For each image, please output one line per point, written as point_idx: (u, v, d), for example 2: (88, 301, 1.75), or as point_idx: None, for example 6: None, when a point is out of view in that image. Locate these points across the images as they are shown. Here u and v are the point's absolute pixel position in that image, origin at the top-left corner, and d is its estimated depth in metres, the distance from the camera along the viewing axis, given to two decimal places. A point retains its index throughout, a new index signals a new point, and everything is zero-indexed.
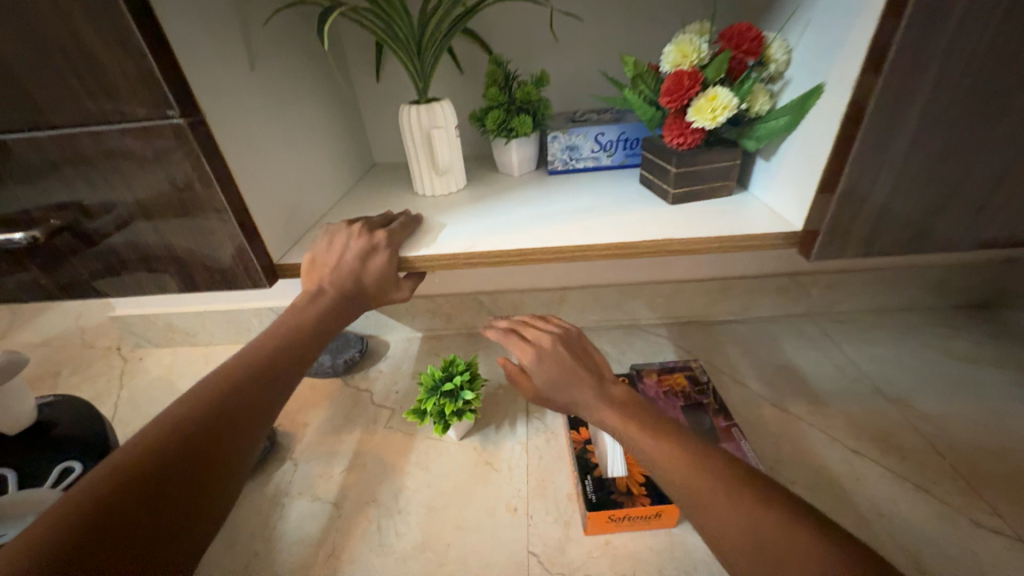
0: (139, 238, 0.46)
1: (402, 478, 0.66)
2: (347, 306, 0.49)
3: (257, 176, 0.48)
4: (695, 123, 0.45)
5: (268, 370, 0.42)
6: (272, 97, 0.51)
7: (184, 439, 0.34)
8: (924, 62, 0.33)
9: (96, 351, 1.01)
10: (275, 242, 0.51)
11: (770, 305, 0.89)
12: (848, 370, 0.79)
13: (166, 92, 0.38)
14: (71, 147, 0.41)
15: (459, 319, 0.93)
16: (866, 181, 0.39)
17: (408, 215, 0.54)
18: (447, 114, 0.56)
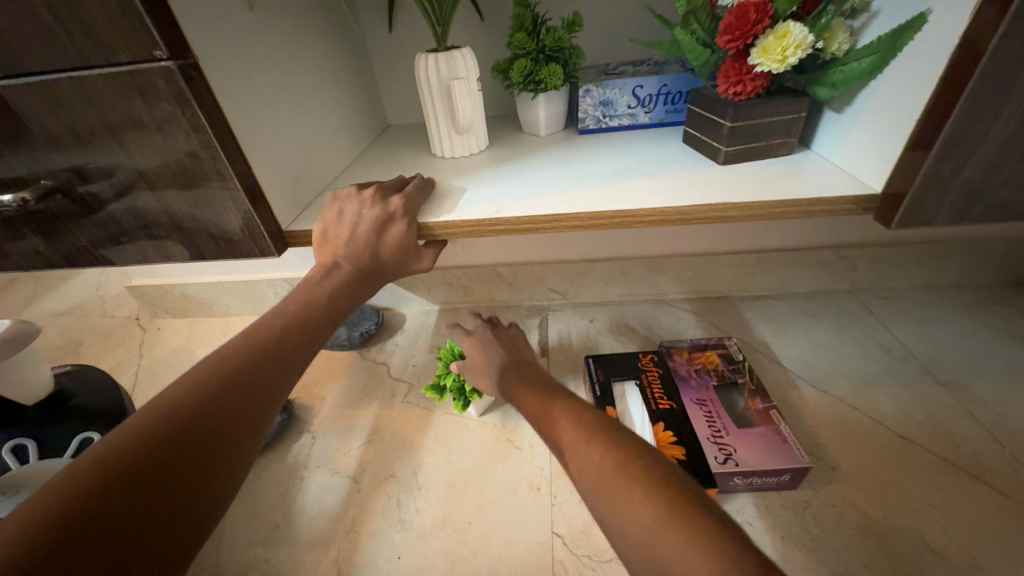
0: (139, 203, 0.43)
1: (421, 454, 0.65)
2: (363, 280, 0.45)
3: (262, 133, 0.44)
4: (758, 67, 0.39)
5: (279, 347, 0.38)
6: (275, 45, 0.46)
7: (190, 421, 0.30)
8: None
9: (116, 321, 1.01)
10: (283, 208, 0.47)
11: (810, 280, 0.83)
12: (895, 350, 0.73)
13: (151, 29, 0.33)
14: (57, 99, 0.37)
15: (477, 292, 0.89)
16: (972, 132, 0.32)
17: (424, 178, 0.49)
18: (468, 64, 0.50)
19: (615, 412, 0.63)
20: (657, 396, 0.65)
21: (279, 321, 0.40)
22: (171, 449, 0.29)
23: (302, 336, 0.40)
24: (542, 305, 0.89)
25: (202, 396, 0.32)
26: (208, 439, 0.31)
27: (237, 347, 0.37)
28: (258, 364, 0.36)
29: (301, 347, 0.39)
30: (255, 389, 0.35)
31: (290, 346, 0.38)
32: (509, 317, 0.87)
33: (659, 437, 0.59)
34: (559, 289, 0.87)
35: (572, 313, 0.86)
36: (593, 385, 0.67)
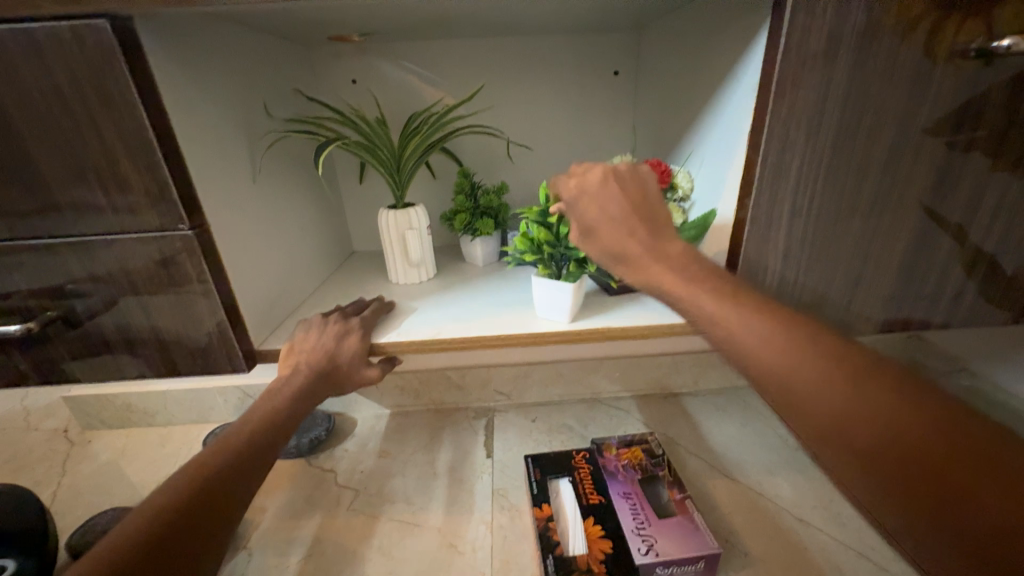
0: (128, 320, 0.49)
1: (362, 565, 0.65)
2: (324, 388, 0.51)
3: (251, 270, 0.54)
4: None
5: (244, 457, 0.42)
6: (269, 204, 0.59)
7: (172, 523, 0.35)
8: (780, 200, 0.45)
9: (41, 436, 0.96)
10: (258, 329, 0.55)
11: (716, 378, 0.96)
12: (789, 439, 0.83)
13: (180, 209, 0.43)
14: (81, 245, 0.45)
15: (427, 395, 0.96)
16: (755, 283, 0.48)
17: (379, 303, 0.60)
18: (420, 218, 0.65)
19: (550, 508, 0.68)
20: (588, 491, 0.71)
21: (243, 432, 0.45)
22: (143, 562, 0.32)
23: (264, 446, 0.44)
24: (489, 406, 0.96)
25: (174, 508, 0.36)
26: (177, 550, 0.34)
27: (205, 459, 0.41)
28: (224, 474, 0.40)
29: (262, 456, 0.44)
30: (220, 498, 0.38)
31: (253, 455, 0.43)
32: (457, 419, 0.93)
33: (589, 532, 0.64)
34: (503, 391, 0.96)
35: (515, 414, 0.94)
36: (530, 483, 0.73)
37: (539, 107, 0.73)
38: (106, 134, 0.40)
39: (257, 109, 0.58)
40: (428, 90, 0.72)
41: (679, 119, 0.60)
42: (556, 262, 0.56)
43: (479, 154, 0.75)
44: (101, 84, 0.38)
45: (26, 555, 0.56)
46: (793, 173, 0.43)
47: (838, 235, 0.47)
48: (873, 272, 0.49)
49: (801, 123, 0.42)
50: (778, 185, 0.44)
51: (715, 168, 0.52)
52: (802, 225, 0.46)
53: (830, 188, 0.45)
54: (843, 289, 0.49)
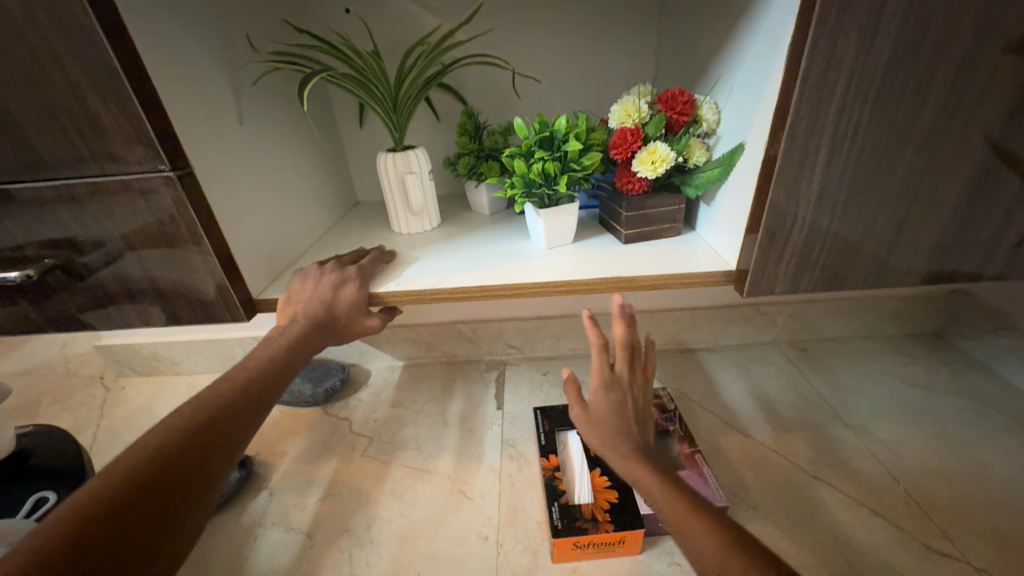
0: (125, 270, 0.48)
1: (375, 507, 0.68)
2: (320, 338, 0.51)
3: (243, 217, 0.52)
4: (640, 173, 0.50)
5: (240, 404, 0.42)
6: (259, 147, 0.56)
7: (175, 453, 0.36)
8: (820, 129, 0.38)
9: (79, 381, 1.02)
10: (255, 279, 0.54)
11: (737, 333, 0.92)
12: (810, 397, 0.79)
13: (157, 149, 0.41)
14: (65, 191, 0.43)
15: (439, 347, 0.96)
16: (783, 228, 0.43)
17: (376, 251, 0.58)
18: (421, 161, 0.61)
19: (557, 459, 0.68)
20: None
21: (239, 379, 0.45)
22: (138, 504, 0.33)
23: (259, 395, 0.44)
24: (500, 359, 0.96)
25: (170, 452, 0.36)
26: (171, 492, 0.35)
27: (200, 405, 0.41)
28: (219, 421, 0.40)
29: (258, 404, 0.44)
30: (216, 443, 0.39)
31: (249, 402, 0.43)
32: (468, 372, 0.93)
33: (595, 482, 0.64)
34: (515, 344, 0.95)
35: (527, 367, 0.93)
36: (539, 435, 0.73)
37: (549, 34, 0.65)
38: (69, 65, 0.37)
39: (239, 43, 0.54)
40: (426, 18, 0.65)
41: (707, 41, 0.53)
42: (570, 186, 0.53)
43: (484, 91, 0.69)
44: (57, 10, 0.35)
45: (64, 489, 0.60)
46: (836, 96, 0.37)
47: (886, 171, 0.41)
48: (922, 215, 0.43)
49: (852, 34, 0.35)
50: (817, 112, 0.38)
51: (746, 95, 0.45)
52: (843, 159, 0.40)
53: (881, 113, 0.38)
54: (885, 233, 0.44)
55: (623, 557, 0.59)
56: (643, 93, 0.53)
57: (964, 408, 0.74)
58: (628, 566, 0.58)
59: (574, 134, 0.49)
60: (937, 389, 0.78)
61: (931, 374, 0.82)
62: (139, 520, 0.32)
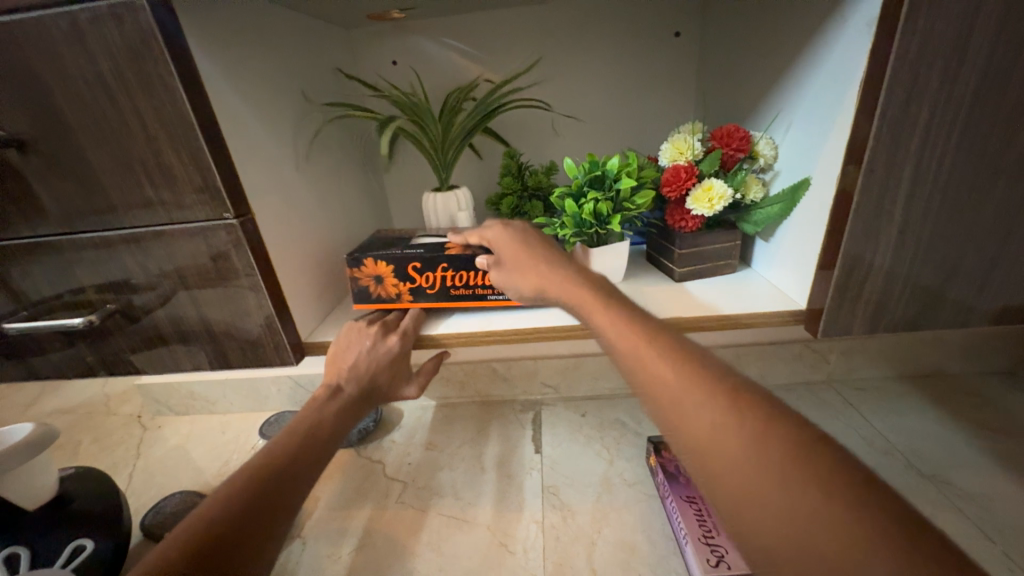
0: (180, 312, 0.49)
1: (413, 561, 0.64)
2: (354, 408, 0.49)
3: (296, 261, 0.53)
4: (695, 211, 0.49)
5: (283, 481, 0.40)
6: (311, 191, 0.57)
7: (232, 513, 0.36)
8: (900, 161, 0.36)
9: (118, 420, 1.03)
10: (305, 322, 0.54)
11: (789, 372, 0.85)
12: (876, 443, 0.71)
13: (225, 198, 0.42)
14: (133, 238, 0.45)
15: (472, 386, 0.94)
16: (861, 264, 0.41)
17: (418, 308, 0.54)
18: (465, 198, 0.63)
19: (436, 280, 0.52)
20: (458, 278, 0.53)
21: (278, 455, 0.42)
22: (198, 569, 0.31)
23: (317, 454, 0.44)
24: (536, 399, 0.93)
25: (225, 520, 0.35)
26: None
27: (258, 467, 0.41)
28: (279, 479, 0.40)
29: (301, 481, 0.41)
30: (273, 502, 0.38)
31: (307, 461, 0.43)
32: (502, 413, 0.90)
33: None
34: (551, 384, 0.92)
35: (564, 408, 0.90)
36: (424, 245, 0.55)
37: (587, 77, 0.67)
38: (151, 122, 0.39)
39: (296, 96, 0.56)
40: (470, 66, 0.68)
41: (757, 79, 0.53)
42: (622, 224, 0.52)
43: (524, 134, 0.71)
44: (143, 70, 0.37)
45: (101, 536, 0.58)
46: (918, 129, 0.35)
47: (974, 206, 0.38)
48: (1016, 249, 0.40)
49: (933, 66, 0.34)
50: (898, 145, 0.36)
51: (808, 130, 0.44)
52: (926, 193, 0.38)
53: (967, 144, 0.36)
54: (976, 271, 0.41)
55: None
56: (694, 131, 0.53)
57: None
58: None
59: (626, 172, 0.49)
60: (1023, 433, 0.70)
61: (1017, 418, 0.73)
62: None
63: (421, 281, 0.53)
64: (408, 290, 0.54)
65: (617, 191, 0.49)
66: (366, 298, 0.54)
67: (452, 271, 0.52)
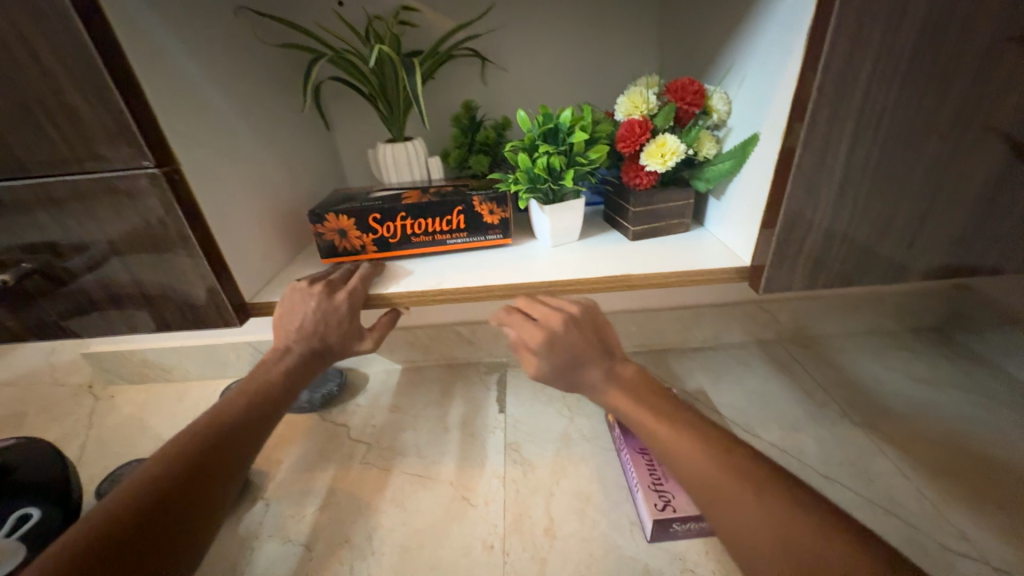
0: (108, 273, 0.46)
1: (376, 517, 0.65)
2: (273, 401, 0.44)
3: (233, 217, 0.50)
4: (648, 166, 0.48)
5: (228, 437, 0.40)
6: (249, 143, 0.54)
7: (180, 464, 0.36)
8: (842, 116, 0.37)
9: (66, 391, 0.98)
10: (249, 282, 0.52)
11: (742, 332, 0.89)
12: (816, 395, 0.76)
13: (142, 144, 0.39)
14: (42, 191, 0.41)
15: (438, 350, 0.94)
16: (802, 220, 0.41)
17: (367, 265, 0.51)
18: (418, 150, 0.61)
19: (393, 229, 0.52)
20: (416, 227, 0.52)
21: (178, 457, 0.36)
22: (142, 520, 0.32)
23: (269, 405, 0.44)
24: (500, 361, 0.94)
25: (172, 471, 0.35)
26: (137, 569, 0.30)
27: (211, 420, 0.41)
28: (228, 430, 0.40)
29: (239, 447, 0.40)
30: (224, 453, 0.39)
31: (259, 410, 0.43)
32: (467, 375, 0.91)
33: None
34: None
35: None
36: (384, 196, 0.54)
37: (546, 25, 0.64)
38: (46, 56, 0.35)
39: (227, 38, 0.51)
40: (422, 10, 0.63)
41: (715, 32, 0.51)
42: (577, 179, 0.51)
43: (482, 87, 0.68)
44: None
45: (48, 504, 0.56)
46: (861, 83, 0.35)
47: (909, 161, 0.39)
48: (943, 208, 0.42)
49: (877, 16, 0.33)
50: (841, 98, 0.36)
51: (760, 83, 0.44)
52: (866, 148, 0.38)
53: (906, 99, 0.36)
54: (907, 227, 0.43)
55: (632, 561, 0.57)
56: (651, 85, 0.52)
57: (976, 403, 0.72)
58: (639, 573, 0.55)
59: (580, 125, 0.47)
60: (944, 383, 0.76)
61: (939, 370, 0.79)
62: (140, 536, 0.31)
63: (382, 232, 0.52)
64: (369, 243, 0.53)
65: (570, 145, 0.47)
66: (330, 252, 0.53)
67: (411, 219, 0.52)
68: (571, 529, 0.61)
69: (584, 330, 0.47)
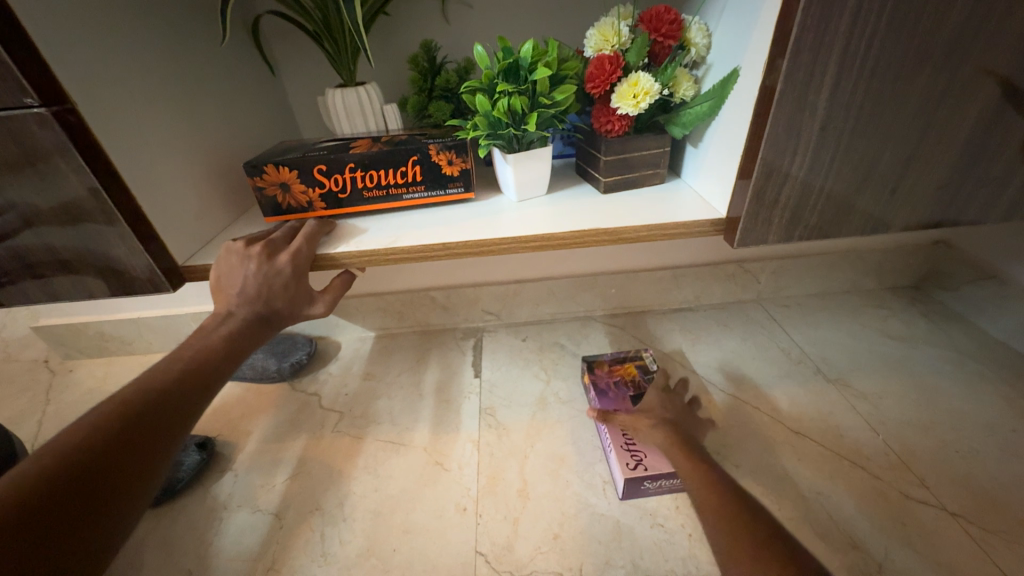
0: (10, 233, 0.41)
1: (348, 484, 0.64)
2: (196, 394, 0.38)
3: (156, 171, 0.45)
4: (620, 109, 0.44)
5: (172, 398, 0.37)
6: (171, 85, 0.47)
7: (119, 421, 0.33)
8: (828, 43, 0.33)
9: (21, 366, 0.93)
10: (183, 244, 0.47)
11: (721, 292, 0.87)
12: (792, 353, 0.75)
13: (19, 77, 0.33)
14: None
15: (412, 316, 0.90)
16: (780, 165, 0.38)
17: (315, 223, 0.47)
18: (371, 96, 0.55)
19: (344, 183, 0.47)
20: (368, 180, 0.48)
21: (80, 441, 0.31)
22: (75, 477, 0.29)
23: (218, 368, 0.41)
24: (477, 326, 0.91)
25: (110, 428, 0.32)
26: (64, 527, 0.27)
27: (155, 378, 0.37)
28: (172, 391, 0.37)
29: (184, 409, 0.37)
30: (167, 415, 0.36)
31: (206, 372, 0.40)
32: (442, 341, 0.89)
33: None
34: (492, 311, 0.90)
35: (505, 334, 0.89)
36: (331, 146, 0.48)
37: None
38: None
39: None
40: None
41: None
42: (543, 125, 0.46)
43: (443, 25, 0.61)
44: None
45: None
46: (850, 2, 0.31)
47: (898, 96, 0.36)
48: (931, 149, 0.39)
49: None
50: (827, 22, 0.32)
51: (741, 10, 0.39)
52: (852, 81, 0.35)
53: (899, 23, 0.33)
54: (892, 172, 0.40)
55: (604, 518, 0.57)
56: (624, 16, 0.47)
57: (947, 358, 0.72)
58: (611, 530, 0.55)
59: (544, 62, 0.42)
60: (917, 340, 0.76)
61: (913, 327, 0.79)
62: (72, 494, 0.28)
63: (329, 186, 0.48)
64: (317, 199, 0.48)
65: (533, 85, 0.43)
66: (275, 210, 0.49)
67: (361, 172, 0.47)
68: (545, 489, 0.61)
69: (669, 404, 0.62)
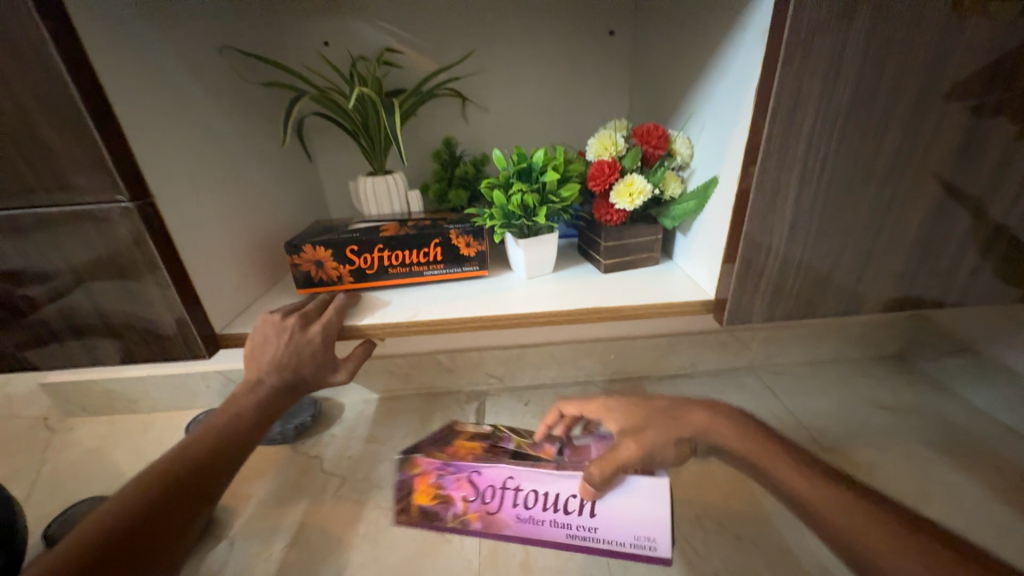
0: (70, 302, 0.45)
1: (347, 554, 0.63)
2: (221, 467, 0.40)
3: (208, 248, 0.50)
4: (617, 205, 0.51)
5: (205, 467, 0.39)
6: (228, 174, 0.55)
7: (156, 493, 0.36)
8: (789, 163, 0.40)
9: (21, 424, 0.93)
10: (221, 313, 0.52)
11: (716, 360, 0.91)
12: (786, 421, 0.78)
13: (116, 180, 0.39)
14: (9, 222, 0.40)
15: (418, 378, 0.93)
16: (757, 256, 0.44)
17: (344, 296, 0.52)
18: (398, 184, 0.63)
19: (372, 262, 0.53)
20: (393, 258, 0.53)
21: (120, 515, 0.33)
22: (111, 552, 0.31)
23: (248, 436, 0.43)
24: (480, 390, 0.93)
25: (147, 500, 0.35)
26: None
27: (193, 446, 0.40)
28: (207, 461, 0.40)
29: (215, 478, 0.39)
30: (199, 484, 0.38)
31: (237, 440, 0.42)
32: (446, 403, 0.90)
33: None
34: (495, 374, 0.92)
35: (508, 398, 0.90)
36: (362, 229, 0.55)
37: (522, 71, 0.68)
38: (23, 94, 0.35)
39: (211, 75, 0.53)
40: (406, 53, 0.66)
41: (678, 82, 0.56)
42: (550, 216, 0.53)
43: (463, 124, 0.70)
44: (9, 35, 0.34)
45: None
46: (804, 134, 0.39)
47: (852, 204, 0.42)
48: (885, 245, 0.45)
49: (813, 78, 0.37)
50: (787, 148, 0.39)
51: (717, 130, 0.47)
52: (812, 191, 0.41)
53: (845, 150, 0.40)
54: (853, 264, 0.46)
55: None
56: (620, 128, 0.55)
57: (938, 429, 0.74)
58: None
59: (553, 165, 0.50)
60: (907, 410, 0.79)
61: (901, 397, 0.82)
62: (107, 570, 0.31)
63: (358, 263, 0.53)
64: (345, 275, 0.53)
65: (543, 184, 0.50)
66: (306, 283, 0.54)
67: (388, 252, 0.53)
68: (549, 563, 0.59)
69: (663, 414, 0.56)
